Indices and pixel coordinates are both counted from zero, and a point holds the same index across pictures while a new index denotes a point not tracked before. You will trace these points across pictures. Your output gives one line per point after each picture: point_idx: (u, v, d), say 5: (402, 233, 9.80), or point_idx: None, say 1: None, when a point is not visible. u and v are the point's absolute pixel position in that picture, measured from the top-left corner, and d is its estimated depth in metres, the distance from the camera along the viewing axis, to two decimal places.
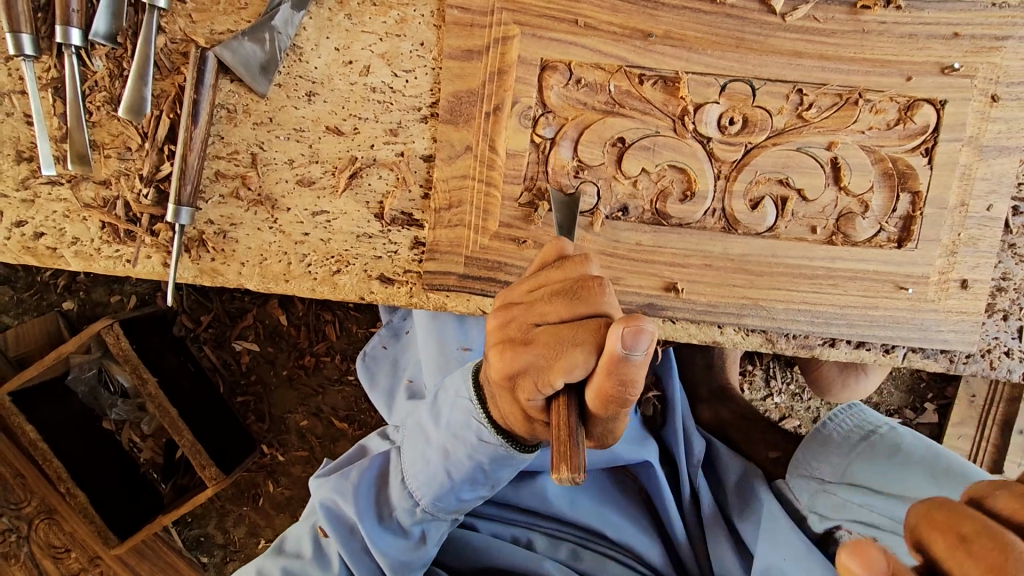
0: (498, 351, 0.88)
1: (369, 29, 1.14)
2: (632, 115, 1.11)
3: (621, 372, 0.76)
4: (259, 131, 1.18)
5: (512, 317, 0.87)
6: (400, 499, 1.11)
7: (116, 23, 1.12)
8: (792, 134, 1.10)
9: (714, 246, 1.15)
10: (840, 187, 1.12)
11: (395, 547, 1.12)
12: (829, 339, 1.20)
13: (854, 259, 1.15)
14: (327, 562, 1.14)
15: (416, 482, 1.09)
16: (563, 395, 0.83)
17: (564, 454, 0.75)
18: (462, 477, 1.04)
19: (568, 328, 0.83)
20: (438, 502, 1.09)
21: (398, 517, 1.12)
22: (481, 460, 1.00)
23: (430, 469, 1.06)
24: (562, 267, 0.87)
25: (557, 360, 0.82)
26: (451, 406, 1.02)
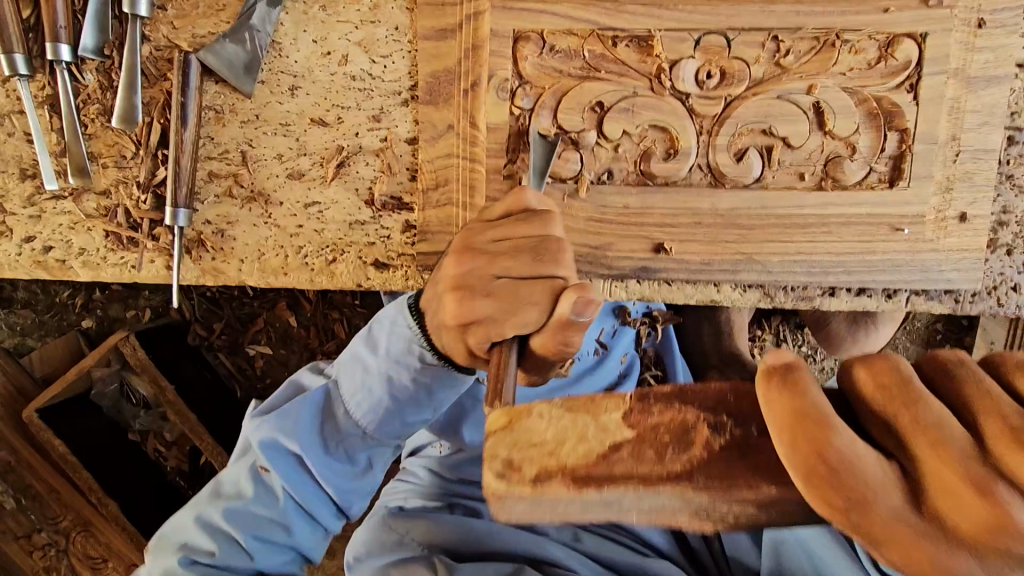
0: (453, 297, 0.89)
1: (344, 19, 1.16)
2: (609, 78, 1.11)
3: (568, 334, 0.83)
4: (246, 129, 1.21)
5: (472, 268, 0.89)
6: (344, 426, 1.11)
7: (103, 36, 1.17)
8: (772, 82, 1.09)
9: (703, 203, 1.15)
10: (825, 132, 1.11)
11: (342, 474, 1.15)
12: (829, 288, 1.19)
13: (846, 204, 1.14)
14: (273, 496, 1.15)
15: (359, 410, 1.09)
16: (507, 343, 0.84)
17: (495, 390, 0.72)
18: (401, 398, 1.05)
19: (528, 285, 0.86)
20: (384, 429, 1.10)
21: (342, 442, 1.13)
22: (424, 380, 1.03)
23: (373, 397, 1.07)
24: (532, 220, 0.90)
25: (512, 313, 0.85)
26: (392, 335, 1.03)
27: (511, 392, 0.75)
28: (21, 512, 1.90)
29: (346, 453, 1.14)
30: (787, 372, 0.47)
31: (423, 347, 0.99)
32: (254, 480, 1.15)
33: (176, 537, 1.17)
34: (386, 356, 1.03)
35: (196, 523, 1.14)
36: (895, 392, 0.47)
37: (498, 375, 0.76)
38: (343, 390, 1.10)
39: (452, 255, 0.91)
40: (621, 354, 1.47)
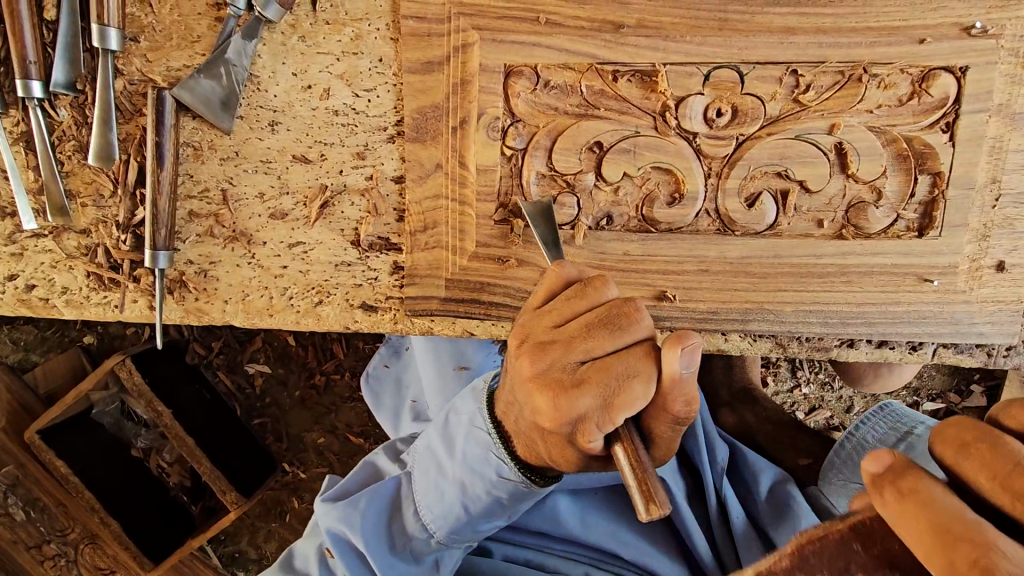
0: (544, 396, 0.81)
1: (324, 50, 1.08)
2: (609, 116, 1.02)
3: (683, 393, 0.77)
4: (226, 166, 1.15)
5: (559, 360, 0.81)
6: (416, 530, 1.07)
7: (74, 70, 1.11)
8: (789, 120, 0.99)
9: (710, 251, 1.06)
10: (848, 175, 1.01)
11: None
12: (847, 339, 1.09)
13: (868, 253, 1.04)
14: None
15: (428, 510, 1.05)
16: (625, 433, 0.81)
17: (644, 491, 0.74)
18: (478, 505, 1.02)
19: (616, 360, 0.79)
20: (453, 535, 1.06)
21: (409, 545, 1.08)
22: (501, 495, 1.00)
23: (446, 502, 1.04)
24: (585, 290, 0.82)
25: (614, 397, 0.78)
26: (467, 438, 1.01)
27: (659, 490, 0.74)
28: (30, 523, 1.89)
29: (410, 557, 1.08)
30: (894, 478, 0.56)
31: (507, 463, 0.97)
32: (322, 566, 1.13)
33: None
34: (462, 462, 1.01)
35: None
36: (998, 470, 0.55)
37: (641, 482, 0.75)
38: (416, 488, 1.08)
39: (524, 353, 0.84)
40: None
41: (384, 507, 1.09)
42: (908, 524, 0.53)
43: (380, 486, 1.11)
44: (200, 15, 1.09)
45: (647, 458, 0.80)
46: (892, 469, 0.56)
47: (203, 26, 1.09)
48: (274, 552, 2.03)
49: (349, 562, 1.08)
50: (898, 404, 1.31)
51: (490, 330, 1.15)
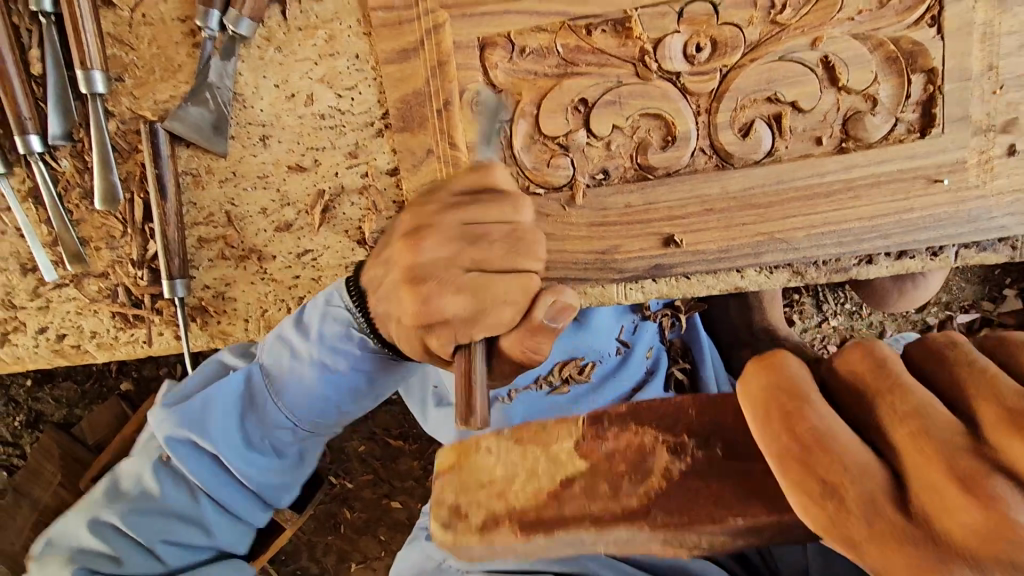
0: (463, 354, 0.86)
1: (301, 57, 1.10)
2: (590, 70, 1.02)
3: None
4: (226, 188, 1.17)
5: (478, 281, 0.81)
6: (275, 418, 1.10)
7: (68, 119, 1.14)
8: (771, 43, 0.98)
9: (711, 188, 1.05)
10: (839, 88, 0.99)
11: (273, 468, 1.15)
12: (865, 255, 1.07)
13: (872, 163, 1.02)
14: (187, 494, 1.13)
15: (288, 396, 1.07)
16: (475, 347, 0.80)
17: (466, 406, 0.73)
18: (334, 385, 1.04)
19: (545, 339, 0.82)
20: (315, 419, 1.09)
21: (267, 434, 1.12)
22: (359, 369, 1.02)
23: (304, 387, 1.05)
24: (540, 235, 0.82)
25: (523, 340, 0.81)
26: (324, 319, 1.00)
27: (483, 409, 0.74)
28: None
29: (267, 443, 1.13)
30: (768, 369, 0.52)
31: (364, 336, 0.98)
32: (160, 477, 1.12)
33: (64, 544, 1.13)
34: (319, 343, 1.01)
35: (92, 531, 1.11)
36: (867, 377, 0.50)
37: (465, 396, 0.74)
38: (271, 375, 1.08)
39: (431, 292, 0.83)
40: (644, 350, 1.42)
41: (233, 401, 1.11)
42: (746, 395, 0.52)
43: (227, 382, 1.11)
44: (178, 44, 1.11)
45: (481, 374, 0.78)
46: (775, 353, 0.53)
47: (181, 54, 1.11)
48: (335, 565, 2.04)
49: (194, 460, 1.12)
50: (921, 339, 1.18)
51: None
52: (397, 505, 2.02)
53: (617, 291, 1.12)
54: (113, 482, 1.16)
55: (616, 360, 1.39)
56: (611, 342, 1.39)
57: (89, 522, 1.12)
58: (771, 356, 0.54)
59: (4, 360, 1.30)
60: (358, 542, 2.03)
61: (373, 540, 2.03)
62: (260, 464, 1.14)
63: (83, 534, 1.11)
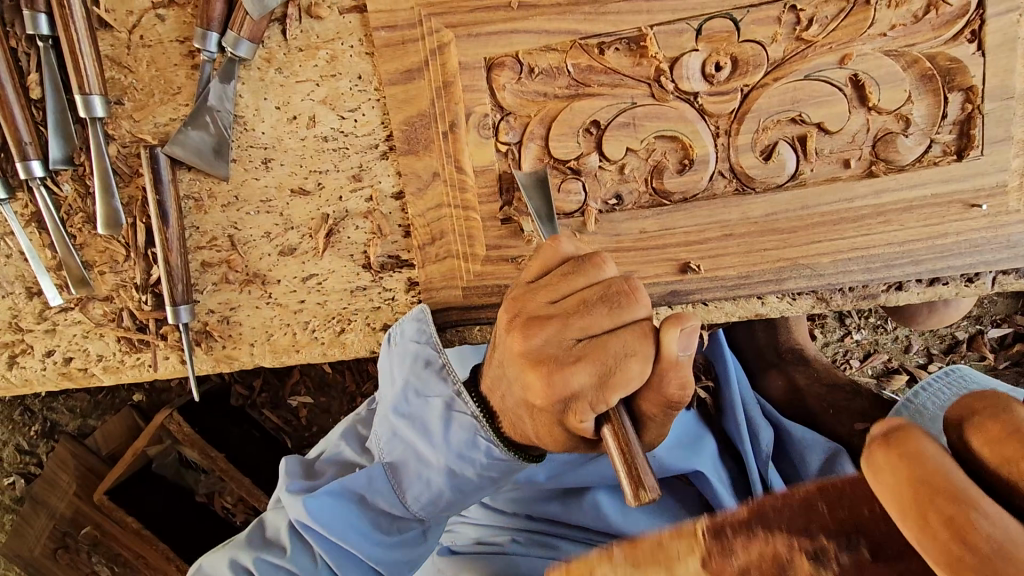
0: (534, 374, 0.77)
1: (303, 78, 1.06)
2: (602, 91, 0.97)
3: (677, 376, 0.76)
4: (228, 212, 1.15)
5: (552, 334, 0.77)
6: (392, 501, 0.99)
7: (69, 143, 1.12)
8: (795, 61, 0.92)
9: (731, 214, 1.00)
10: (869, 108, 0.93)
11: (384, 548, 1.03)
12: (895, 282, 1.02)
13: (904, 187, 0.96)
14: (312, 560, 1.03)
15: (399, 477, 0.98)
16: (617, 414, 0.78)
17: (633, 478, 0.73)
18: (482, 483, 0.95)
19: (615, 340, 0.75)
20: (465, 493, 0.97)
21: (395, 522, 1.02)
22: (481, 474, 0.93)
23: (410, 455, 0.96)
24: (580, 265, 0.79)
25: (612, 376, 0.75)
26: (449, 422, 0.91)
27: (647, 474, 0.74)
28: None
29: (395, 525, 1.02)
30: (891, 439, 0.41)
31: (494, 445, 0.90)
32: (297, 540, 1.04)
33: None
34: (444, 437, 0.92)
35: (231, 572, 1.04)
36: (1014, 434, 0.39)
37: (629, 469, 0.74)
38: (378, 447, 1.00)
39: (512, 328, 0.79)
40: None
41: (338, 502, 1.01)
42: (878, 480, 0.41)
43: (350, 479, 1.01)
44: (177, 65, 1.08)
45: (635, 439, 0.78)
46: (907, 435, 0.41)
47: (181, 76, 1.08)
48: None
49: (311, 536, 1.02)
50: (972, 370, 1.12)
51: None
52: None
53: None
54: (258, 526, 1.11)
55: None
56: None
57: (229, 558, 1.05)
58: (900, 434, 0.41)
59: (13, 383, 1.29)
60: None
61: None
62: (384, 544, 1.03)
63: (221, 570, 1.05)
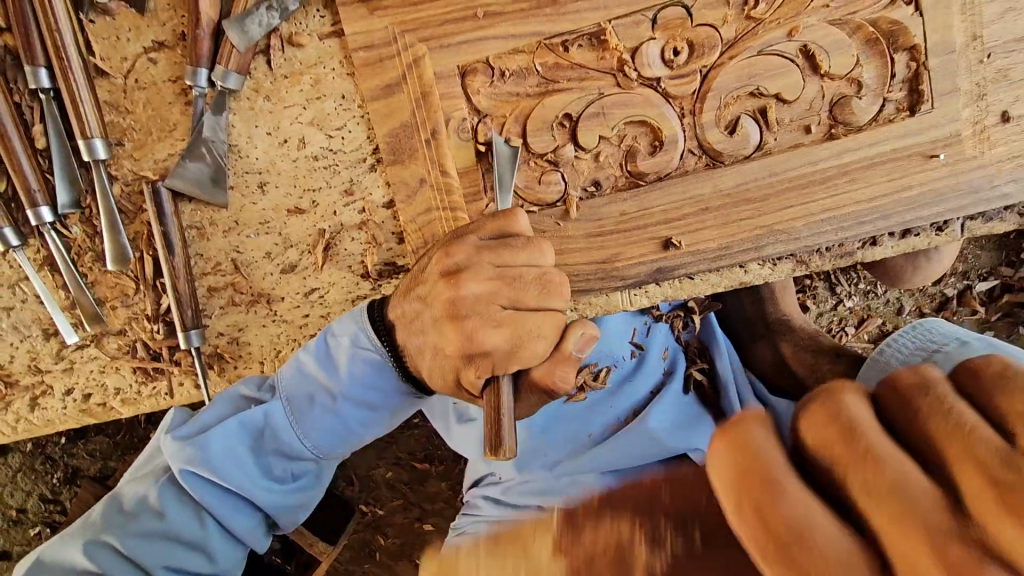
0: (450, 328, 0.92)
1: (290, 103, 1.12)
2: (571, 85, 1.03)
3: (563, 370, 0.92)
4: (230, 237, 1.20)
5: (478, 293, 0.90)
6: (289, 441, 1.11)
7: (75, 187, 1.18)
8: (747, 39, 0.98)
9: (705, 188, 1.05)
10: (822, 75, 0.99)
11: (273, 492, 1.13)
12: (869, 238, 1.07)
13: (865, 145, 1.01)
14: (192, 519, 1.10)
15: (298, 413, 1.10)
16: (502, 380, 0.89)
17: (494, 431, 0.84)
18: (378, 418, 1.12)
19: (534, 318, 0.90)
20: (359, 426, 1.12)
21: (288, 463, 1.13)
22: (373, 405, 1.10)
23: (314, 393, 1.09)
24: (529, 245, 0.90)
25: (520, 348, 0.89)
26: (358, 359, 1.06)
27: (508, 435, 0.85)
28: None
29: (288, 467, 1.14)
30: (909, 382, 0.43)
31: (390, 378, 1.07)
32: (176, 502, 1.10)
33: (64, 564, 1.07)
34: (350, 373, 1.06)
35: (87, 552, 1.06)
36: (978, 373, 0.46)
37: (493, 427, 0.84)
38: (280, 389, 1.11)
39: (445, 278, 0.91)
40: (660, 351, 1.42)
41: (233, 448, 1.09)
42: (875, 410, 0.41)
43: (249, 418, 1.10)
44: (171, 103, 1.14)
45: (508, 405, 0.88)
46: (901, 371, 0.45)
47: (175, 113, 1.15)
48: None
49: (194, 485, 1.09)
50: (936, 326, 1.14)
51: None
52: (429, 527, 2.03)
53: (623, 297, 1.13)
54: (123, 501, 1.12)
55: (632, 363, 1.40)
56: (625, 345, 1.41)
57: (86, 543, 1.07)
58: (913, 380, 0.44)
59: (36, 424, 1.33)
60: (395, 567, 2.04)
61: (410, 565, 2.03)
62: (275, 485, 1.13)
63: (78, 554, 1.07)
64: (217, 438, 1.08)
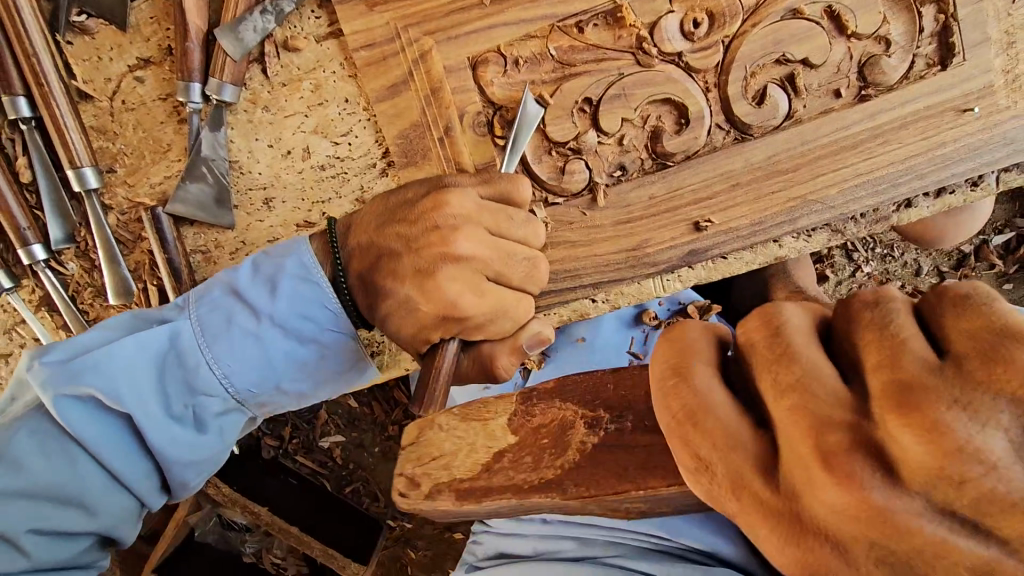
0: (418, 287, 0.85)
1: (291, 112, 1.06)
2: (588, 68, 0.98)
3: (509, 356, 0.89)
4: (238, 259, 1.13)
5: (471, 253, 0.84)
6: (198, 371, 0.89)
7: (67, 221, 1.11)
8: (769, 4, 0.94)
9: (736, 163, 1.01)
10: (848, 36, 0.95)
11: (173, 437, 0.90)
12: (903, 201, 1.04)
13: (896, 105, 0.98)
14: (60, 466, 0.85)
15: (210, 331, 0.90)
16: (449, 344, 0.84)
17: (430, 389, 0.78)
18: (310, 355, 0.94)
19: (511, 293, 0.87)
20: (288, 361, 0.93)
21: (191, 400, 0.91)
22: (309, 337, 0.93)
23: (235, 312, 0.90)
24: (527, 222, 0.87)
25: (490, 322, 0.86)
26: (297, 279, 0.90)
27: (442, 398, 0.78)
28: None
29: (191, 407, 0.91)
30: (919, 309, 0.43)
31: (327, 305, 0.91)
32: (43, 444, 0.85)
33: None
34: (285, 292, 0.89)
35: None
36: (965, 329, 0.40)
37: (432, 385, 0.78)
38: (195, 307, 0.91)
39: (437, 232, 0.84)
40: None
41: (126, 374, 0.87)
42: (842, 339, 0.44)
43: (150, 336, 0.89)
44: (163, 123, 1.08)
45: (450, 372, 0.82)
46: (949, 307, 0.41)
47: (169, 132, 1.08)
48: None
49: (67, 416, 0.85)
50: None
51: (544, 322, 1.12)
52: (461, 535, 1.98)
53: (655, 284, 1.09)
54: None
55: None
56: (622, 356, 1.36)
57: None
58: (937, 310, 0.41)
59: None
60: None
61: None
62: (174, 429, 0.90)
63: None
64: (109, 358, 0.86)
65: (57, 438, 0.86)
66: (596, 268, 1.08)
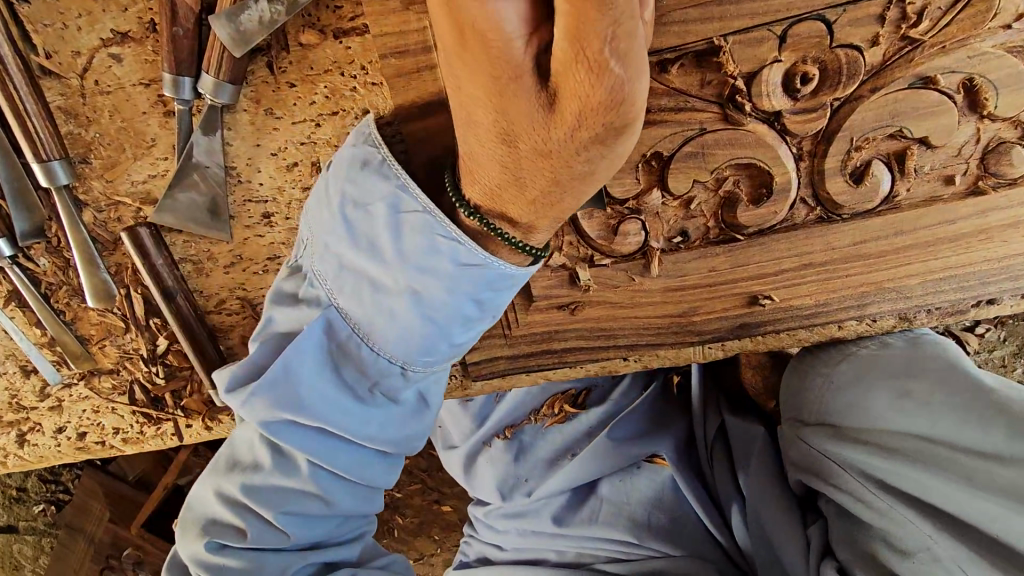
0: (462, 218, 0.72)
1: (299, 118, 0.89)
2: (664, 117, 0.81)
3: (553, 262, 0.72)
4: (234, 273, 1.00)
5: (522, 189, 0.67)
6: (331, 412, 0.84)
7: (34, 213, 0.95)
8: (897, 66, 0.77)
9: (814, 245, 0.88)
10: (982, 116, 0.79)
11: (359, 469, 0.90)
12: (986, 297, 0.90)
13: (1014, 203, 0.84)
14: (275, 530, 0.89)
15: (351, 364, 0.83)
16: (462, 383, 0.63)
17: None
18: (478, 313, 0.80)
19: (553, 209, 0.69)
20: (416, 330, 0.79)
21: (367, 437, 0.86)
22: (458, 299, 0.77)
23: (381, 326, 0.80)
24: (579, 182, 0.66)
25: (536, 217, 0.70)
26: (434, 258, 0.74)
27: None
28: None
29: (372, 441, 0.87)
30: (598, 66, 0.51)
31: (454, 244, 0.73)
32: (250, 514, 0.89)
33: None
34: (430, 293, 0.76)
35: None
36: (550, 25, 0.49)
37: None
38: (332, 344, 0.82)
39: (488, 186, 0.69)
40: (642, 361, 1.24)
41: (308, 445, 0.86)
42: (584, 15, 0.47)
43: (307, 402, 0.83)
44: (146, 113, 0.90)
45: None
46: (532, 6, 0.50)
47: (153, 125, 0.90)
48: None
49: (268, 487, 0.88)
50: None
51: (570, 373, 1.01)
52: (448, 508, 1.98)
53: (695, 352, 0.97)
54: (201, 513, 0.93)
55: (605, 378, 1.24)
56: None
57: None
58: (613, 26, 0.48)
59: (28, 460, 1.18)
60: (413, 541, 1.98)
61: (427, 540, 1.99)
62: (332, 465, 0.87)
63: None
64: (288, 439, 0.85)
65: (243, 524, 0.88)
66: (635, 331, 0.96)
